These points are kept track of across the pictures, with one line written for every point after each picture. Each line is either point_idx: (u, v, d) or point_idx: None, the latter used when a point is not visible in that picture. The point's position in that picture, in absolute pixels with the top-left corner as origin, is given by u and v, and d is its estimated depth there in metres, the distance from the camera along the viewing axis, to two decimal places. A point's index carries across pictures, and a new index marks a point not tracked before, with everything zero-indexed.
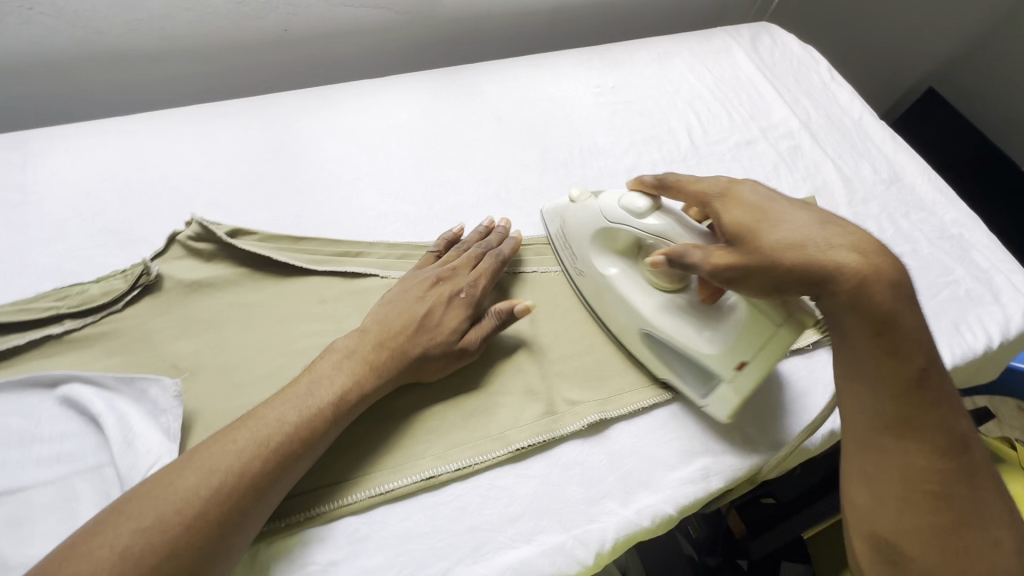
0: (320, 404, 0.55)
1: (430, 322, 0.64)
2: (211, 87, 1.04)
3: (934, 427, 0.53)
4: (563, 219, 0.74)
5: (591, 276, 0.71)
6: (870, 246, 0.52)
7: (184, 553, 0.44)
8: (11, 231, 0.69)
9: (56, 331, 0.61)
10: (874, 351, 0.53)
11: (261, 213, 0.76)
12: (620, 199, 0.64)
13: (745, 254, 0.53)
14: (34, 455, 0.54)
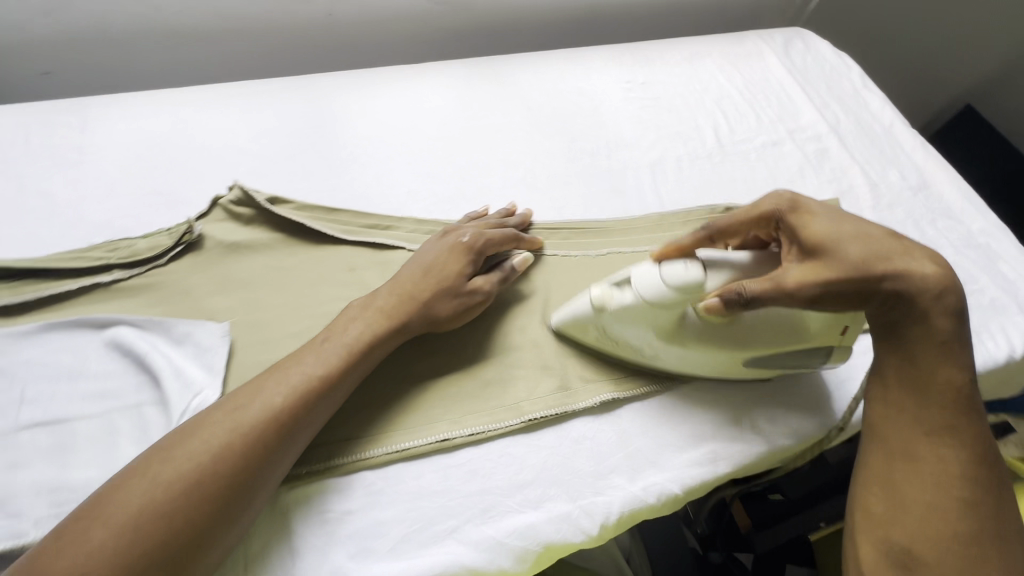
0: (348, 356, 0.58)
1: (436, 267, 0.67)
2: (254, 67, 1.09)
3: (969, 437, 0.54)
4: (598, 326, 0.65)
5: (667, 353, 0.65)
6: (941, 262, 0.57)
7: (230, 488, 0.48)
8: (69, 187, 0.74)
9: (105, 279, 0.65)
10: (927, 358, 0.55)
11: (299, 185, 0.80)
12: (663, 280, 0.58)
13: (839, 267, 0.54)
14: (81, 391, 0.58)
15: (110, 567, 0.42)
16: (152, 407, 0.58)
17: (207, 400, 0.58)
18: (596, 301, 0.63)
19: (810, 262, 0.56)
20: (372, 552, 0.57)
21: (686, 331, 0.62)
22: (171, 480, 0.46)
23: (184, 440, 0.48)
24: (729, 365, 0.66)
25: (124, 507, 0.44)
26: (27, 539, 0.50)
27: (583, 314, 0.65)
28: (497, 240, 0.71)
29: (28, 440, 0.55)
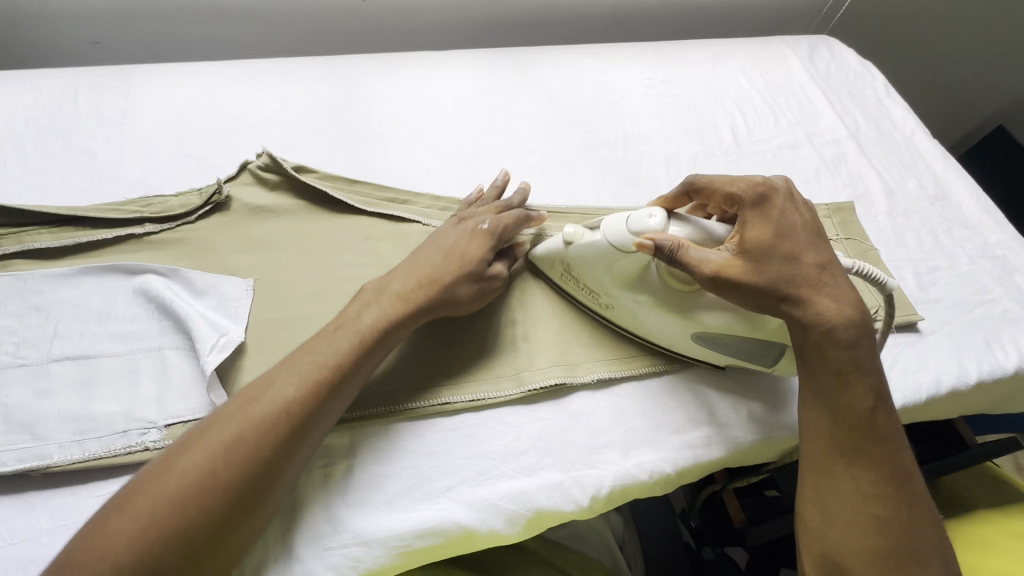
0: (361, 344, 0.57)
1: (455, 252, 0.66)
2: (290, 47, 1.13)
3: (879, 456, 0.54)
4: (564, 261, 0.69)
5: (622, 305, 0.68)
6: (849, 297, 0.57)
7: (239, 484, 0.47)
8: (110, 147, 0.79)
9: (137, 232, 0.69)
10: (830, 382, 0.56)
11: (324, 157, 0.83)
12: (628, 227, 0.62)
13: (745, 275, 0.57)
14: (109, 331, 0.62)
15: (128, 552, 0.43)
16: (173, 350, 0.61)
17: (232, 340, 0.62)
18: (567, 238, 0.68)
19: (730, 258, 0.58)
20: (367, 503, 0.59)
21: (647, 283, 0.65)
22: (187, 470, 0.47)
23: (196, 437, 0.49)
24: (677, 338, 0.67)
25: (147, 496, 0.45)
26: (51, 461, 0.55)
27: (552, 250, 0.70)
28: (513, 225, 0.70)
29: (58, 371, 0.59)
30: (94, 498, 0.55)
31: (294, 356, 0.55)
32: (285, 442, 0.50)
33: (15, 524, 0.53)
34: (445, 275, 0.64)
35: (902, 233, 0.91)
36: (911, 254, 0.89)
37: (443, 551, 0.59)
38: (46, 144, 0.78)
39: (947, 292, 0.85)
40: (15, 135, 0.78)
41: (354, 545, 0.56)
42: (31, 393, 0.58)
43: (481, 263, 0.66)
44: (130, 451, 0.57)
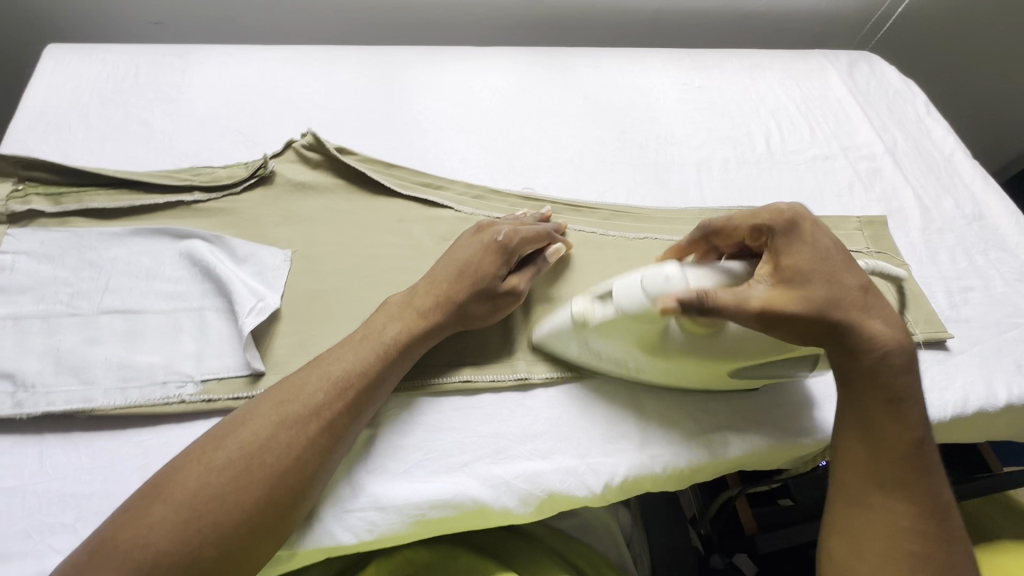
0: (384, 356, 0.59)
1: (470, 270, 0.65)
2: (335, 36, 1.18)
3: (918, 491, 0.54)
4: (579, 339, 0.64)
5: (647, 364, 0.63)
6: (896, 321, 0.58)
7: (274, 482, 0.50)
8: (166, 119, 0.83)
9: (186, 199, 0.72)
10: (874, 411, 0.56)
11: (364, 141, 0.86)
12: (642, 288, 0.56)
13: (794, 304, 0.54)
14: (155, 289, 0.65)
15: (170, 544, 0.46)
16: (213, 311, 0.64)
17: (268, 305, 0.64)
18: (576, 313, 0.62)
19: (774, 289, 0.55)
20: (386, 471, 0.61)
21: (669, 342, 0.59)
22: (223, 466, 0.50)
23: (228, 436, 0.52)
24: (711, 375, 0.64)
25: (182, 489, 0.48)
26: (95, 404, 0.58)
27: (563, 326, 0.64)
28: (530, 237, 0.68)
29: (106, 323, 0.63)
30: (131, 443, 0.58)
31: (318, 363, 0.58)
32: (313, 445, 0.53)
33: (58, 460, 0.57)
34: (458, 294, 0.63)
35: (935, 251, 0.90)
36: (944, 272, 0.87)
37: (456, 524, 0.60)
38: (107, 113, 0.83)
39: (978, 312, 0.83)
40: (80, 102, 0.83)
41: (371, 509, 0.58)
42: (81, 340, 0.61)
43: (493, 279, 0.64)
44: (167, 401, 0.60)
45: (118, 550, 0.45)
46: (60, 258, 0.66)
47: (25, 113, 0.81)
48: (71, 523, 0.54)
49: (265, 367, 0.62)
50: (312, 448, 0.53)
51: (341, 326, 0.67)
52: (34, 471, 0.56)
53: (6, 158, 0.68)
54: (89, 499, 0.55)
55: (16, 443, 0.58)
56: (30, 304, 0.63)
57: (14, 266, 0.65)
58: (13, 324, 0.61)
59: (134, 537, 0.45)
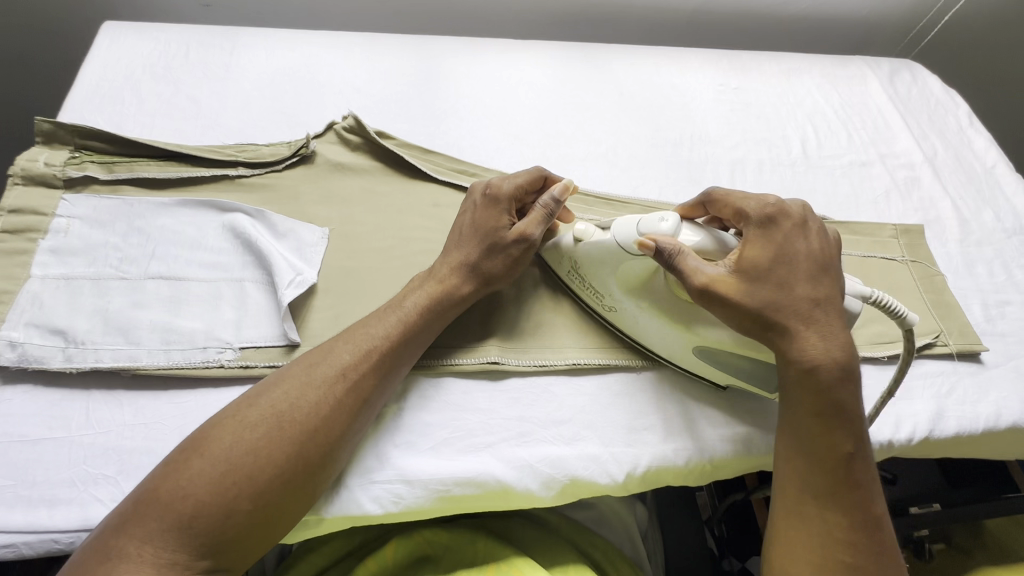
0: (408, 325, 0.60)
1: (473, 232, 0.66)
2: (377, 24, 1.20)
3: (850, 504, 0.53)
4: (571, 259, 0.67)
5: (625, 308, 0.66)
6: (840, 338, 0.55)
7: (306, 439, 0.52)
8: (214, 98, 0.86)
9: (231, 173, 0.74)
10: (808, 423, 0.55)
11: (402, 127, 0.88)
12: (636, 229, 0.59)
13: (735, 294, 0.55)
14: (199, 259, 0.67)
15: (208, 494, 0.48)
16: (253, 283, 0.66)
17: (306, 279, 0.66)
18: (575, 236, 0.65)
19: (725, 275, 0.56)
20: (413, 446, 0.62)
21: (653, 288, 0.63)
22: (257, 422, 0.52)
23: (259, 396, 0.54)
24: (679, 348, 0.65)
25: (221, 444, 0.50)
26: (140, 364, 0.61)
27: (563, 247, 0.68)
28: (525, 182, 0.67)
29: (152, 288, 0.65)
30: (171, 403, 0.61)
31: (350, 328, 0.60)
32: (341, 407, 0.55)
33: (104, 415, 0.59)
34: (471, 256, 0.65)
35: (974, 263, 0.88)
36: (980, 284, 0.86)
37: (479, 503, 0.61)
38: (159, 88, 0.86)
39: (1016, 327, 0.81)
40: (134, 78, 0.86)
41: (397, 482, 0.59)
42: (128, 302, 0.64)
43: (499, 231, 0.65)
44: (207, 365, 0.62)
45: (161, 501, 0.47)
46: (110, 224, 0.68)
47: (83, 86, 0.84)
48: (113, 475, 0.56)
49: (300, 339, 0.64)
50: (340, 408, 0.55)
51: (373, 303, 0.68)
52: (81, 425, 0.59)
53: (66, 126, 0.71)
54: (131, 454, 0.57)
55: (64, 397, 0.60)
56: (81, 266, 0.66)
57: (68, 229, 0.67)
58: (66, 283, 0.64)
59: (176, 488, 0.48)
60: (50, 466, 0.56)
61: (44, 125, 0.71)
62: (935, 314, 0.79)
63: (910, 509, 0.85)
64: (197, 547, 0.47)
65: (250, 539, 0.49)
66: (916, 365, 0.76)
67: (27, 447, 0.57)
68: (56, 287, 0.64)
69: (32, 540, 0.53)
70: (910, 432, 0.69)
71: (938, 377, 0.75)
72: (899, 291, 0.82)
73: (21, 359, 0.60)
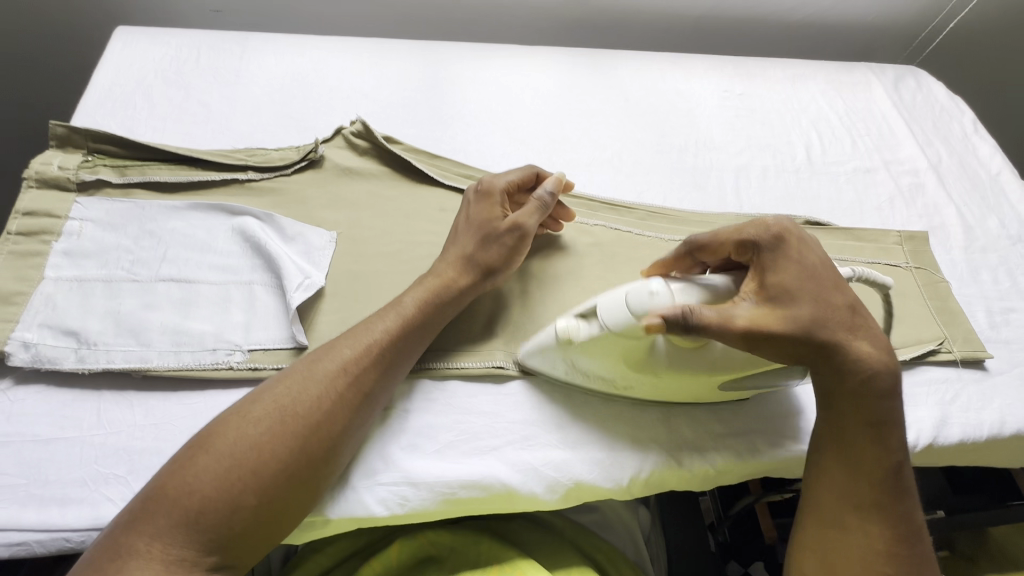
0: (408, 320, 0.61)
1: (467, 227, 0.67)
2: (384, 29, 1.22)
3: (895, 514, 0.54)
4: (563, 355, 0.63)
5: (635, 381, 0.62)
6: (880, 346, 0.57)
7: (310, 434, 0.53)
8: (224, 103, 0.87)
9: (240, 177, 0.75)
10: (856, 435, 0.55)
11: (409, 132, 0.89)
12: (627, 306, 0.55)
13: (785, 324, 0.54)
14: (209, 261, 0.68)
15: (213, 489, 0.49)
16: (262, 286, 0.67)
17: (314, 282, 0.67)
18: (559, 332, 0.60)
19: (763, 309, 0.54)
20: (420, 449, 0.63)
21: (659, 359, 0.58)
22: (260, 417, 0.52)
23: (262, 394, 0.55)
24: (702, 389, 0.63)
25: (225, 439, 0.51)
26: (150, 365, 0.62)
27: (547, 344, 0.63)
28: (515, 179, 0.70)
29: (163, 290, 0.66)
30: (181, 404, 0.62)
31: (352, 327, 0.61)
32: (342, 401, 0.55)
33: (115, 416, 0.60)
34: (468, 249, 0.66)
35: (978, 270, 0.88)
36: (985, 291, 0.86)
37: (485, 506, 0.62)
38: (170, 93, 0.87)
39: (1020, 334, 0.81)
40: (145, 82, 0.88)
41: (403, 484, 0.60)
42: (140, 304, 0.65)
43: (493, 222, 0.66)
44: (217, 367, 0.63)
45: (169, 497, 0.48)
46: (122, 227, 0.69)
47: (95, 90, 0.86)
48: (124, 475, 0.57)
49: (308, 341, 0.65)
50: (342, 403, 0.55)
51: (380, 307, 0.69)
52: (93, 425, 0.60)
53: (79, 130, 0.72)
54: (141, 454, 0.58)
55: (76, 397, 0.61)
56: (94, 268, 0.67)
57: (81, 232, 0.68)
58: (79, 285, 0.65)
59: (182, 484, 0.49)
60: (62, 465, 0.57)
61: (58, 129, 0.72)
62: (939, 321, 0.79)
63: None
64: (205, 543, 0.48)
65: (256, 535, 0.50)
66: (920, 371, 0.76)
67: (40, 447, 0.58)
68: (68, 288, 0.65)
69: (44, 538, 0.54)
70: (915, 438, 0.70)
71: (942, 384, 0.75)
72: (903, 297, 0.82)
73: (35, 360, 0.61)
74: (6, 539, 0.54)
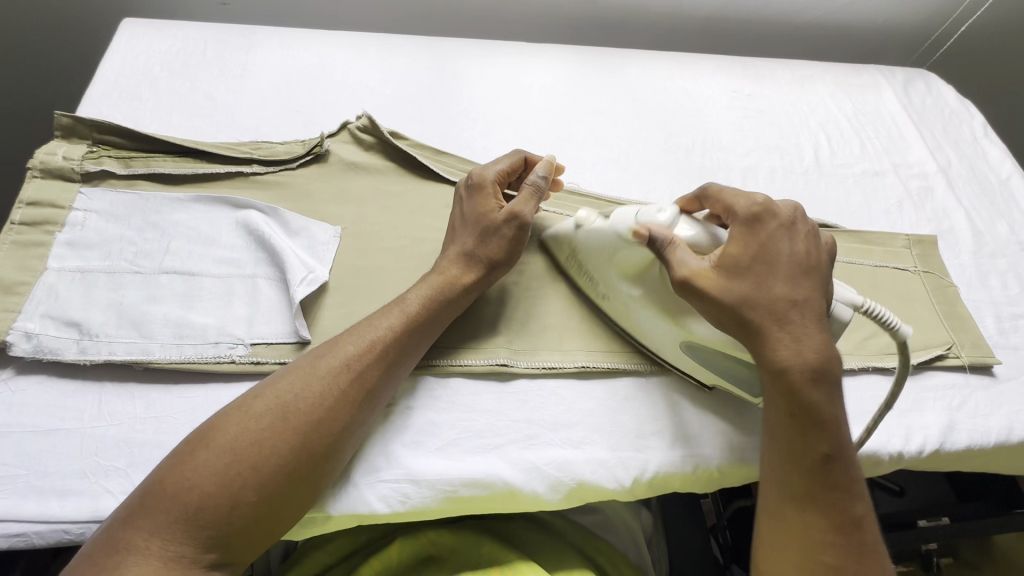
0: (410, 319, 0.60)
1: (465, 221, 0.67)
2: (391, 25, 1.21)
3: (825, 506, 0.52)
4: (572, 245, 0.69)
5: (618, 298, 0.66)
6: (819, 340, 0.54)
7: (311, 433, 0.52)
8: (230, 96, 0.87)
9: (246, 170, 0.75)
10: (784, 423, 0.54)
11: (415, 128, 0.88)
12: (635, 215, 0.61)
13: (713, 288, 0.55)
14: (212, 254, 0.68)
15: (211, 484, 0.48)
16: (265, 280, 0.67)
17: (318, 277, 0.66)
18: (578, 219, 0.67)
19: (707, 269, 0.56)
20: (421, 447, 0.62)
21: (647, 279, 0.62)
22: (261, 414, 0.52)
23: (261, 392, 0.54)
24: (668, 343, 0.64)
25: (226, 435, 0.51)
26: (152, 357, 0.61)
27: (566, 231, 0.70)
28: (506, 168, 0.69)
29: (166, 282, 0.66)
30: (183, 398, 0.61)
31: (352, 327, 0.60)
32: (345, 400, 0.55)
33: (117, 408, 0.60)
34: (468, 245, 0.65)
35: (987, 275, 0.87)
36: (993, 297, 0.85)
37: (485, 504, 0.61)
38: (176, 85, 0.87)
39: None
40: (151, 74, 0.87)
41: (404, 481, 0.60)
42: (143, 296, 0.64)
43: (489, 215, 0.66)
44: (219, 360, 0.62)
45: (169, 494, 0.48)
46: (125, 218, 0.69)
47: (101, 82, 0.85)
48: (124, 467, 0.57)
49: (311, 336, 0.65)
50: (344, 400, 0.55)
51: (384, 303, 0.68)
52: (94, 417, 0.59)
53: (84, 120, 0.72)
54: (142, 447, 0.58)
55: (78, 388, 0.61)
56: (97, 259, 0.66)
57: (85, 222, 0.68)
58: (82, 276, 0.65)
59: (181, 481, 0.48)
60: (62, 457, 0.57)
61: (64, 119, 0.72)
62: (948, 326, 0.79)
63: (920, 521, 0.85)
64: (204, 541, 0.47)
65: (256, 532, 0.50)
66: (927, 377, 0.75)
67: (41, 438, 0.58)
68: (71, 279, 0.65)
69: (43, 529, 0.54)
70: (922, 443, 0.69)
71: (950, 390, 0.74)
72: (910, 301, 0.81)
73: (37, 350, 0.60)
74: (5, 530, 0.54)
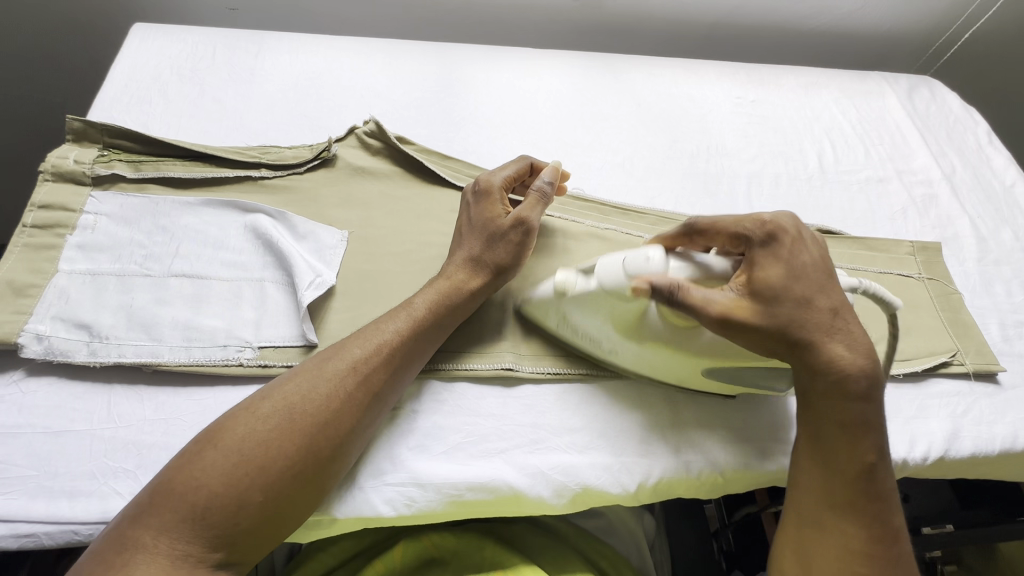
0: (419, 323, 0.61)
1: (471, 227, 0.67)
2: (397, 30, 1.22)
3: (869, 515, 0.53)
4: (558, 310, 0.65)
5: (624, 350, 0.63)
6: (863, 347, 0.55)
7: (319, 434, 0.53)
8: (238, 101, 0.87)
9: (254, 174, 0.76)
10: (831, 434, 0.54)
11: (421, 133, 0.89)
12: (623, 269, 0.58)
13: (754, 316, 0.54)
14: (221, 257, 0.69)
15: (218, 484, 0.49)
16: (273, 283, 0.68)
17: (326, 281, 0.67)
18: (557, 284, 0.63)
19: (735, 300, 0.55)
20: (427, 451, 0.62)
21: (651, 327, 0.59)
22: (269, 415, 0.53)
23: (268, 393, 0.54)
24: (688, 372, 0.63)
25: (235, 435, 0.51)
26: (161, 360, 0.62)
27: (545, 298, 0.65)
28: (513, 173, 0.69)
29: (175, 285, 0.66)
30: (191, 400, 0.62)
31: (359, 330, 0.60)
32: (353, 402, 0.55)
33: (126, 410, 0.61)
34: (474, 250, 0.66)
35: (992, 282, 0.87)
36: (998, 304, 0.85)
37: (490, 508, 0.62)
38: (185, 89, 0.87)
39: None
40: (160, 78, 0.88)
41: (410, 485, 0.60)
42: (152, 299, 0.65)
43: (495, 221, 0.66)
44: (227, 363, 0.63)
45: (178, 493, 0.48)
46: (135, 222, 0.70)
47: (112, 86, 0.86)
48: (133, 469, 0.57)
49: (319, 339, 0.65)
50: (352, 402, 0.55)
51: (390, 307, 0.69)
52: (103, 418, 0.60)
53: (95, 125, 0.73)
54: (151, 449, 0.58)
55: (87, 390, 0.62)
56: (107, 262, 0.67)
57: (95, 225, 0.69)
58: (92, 279, 0.66)
59: (189, 481, 0.49)
60: (72, 458, 0.57)
61: (75, 124, 0.73)
62: (952, 333, 0.79)
63: (923, 529, 0.85)
64: (211, 539, 0.48)
65: (262, 532, 0.50)
66: (933, 384, 0.75)
67: (50, 438, 0.58)
68: (82, 282, 0.65)
69: (52, 530, 0.54)
70: (927, 450, 0.69)
71: (954, 397, 0.74)
72: (914, 308, 0.81)
73: (47, 352, 0.61)
74: (15, 530, 0.54)
